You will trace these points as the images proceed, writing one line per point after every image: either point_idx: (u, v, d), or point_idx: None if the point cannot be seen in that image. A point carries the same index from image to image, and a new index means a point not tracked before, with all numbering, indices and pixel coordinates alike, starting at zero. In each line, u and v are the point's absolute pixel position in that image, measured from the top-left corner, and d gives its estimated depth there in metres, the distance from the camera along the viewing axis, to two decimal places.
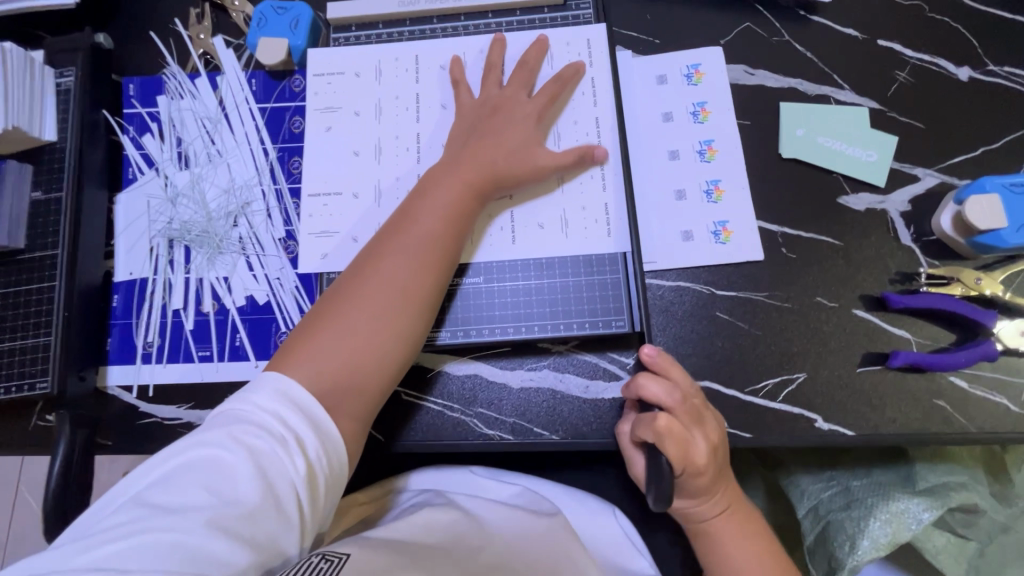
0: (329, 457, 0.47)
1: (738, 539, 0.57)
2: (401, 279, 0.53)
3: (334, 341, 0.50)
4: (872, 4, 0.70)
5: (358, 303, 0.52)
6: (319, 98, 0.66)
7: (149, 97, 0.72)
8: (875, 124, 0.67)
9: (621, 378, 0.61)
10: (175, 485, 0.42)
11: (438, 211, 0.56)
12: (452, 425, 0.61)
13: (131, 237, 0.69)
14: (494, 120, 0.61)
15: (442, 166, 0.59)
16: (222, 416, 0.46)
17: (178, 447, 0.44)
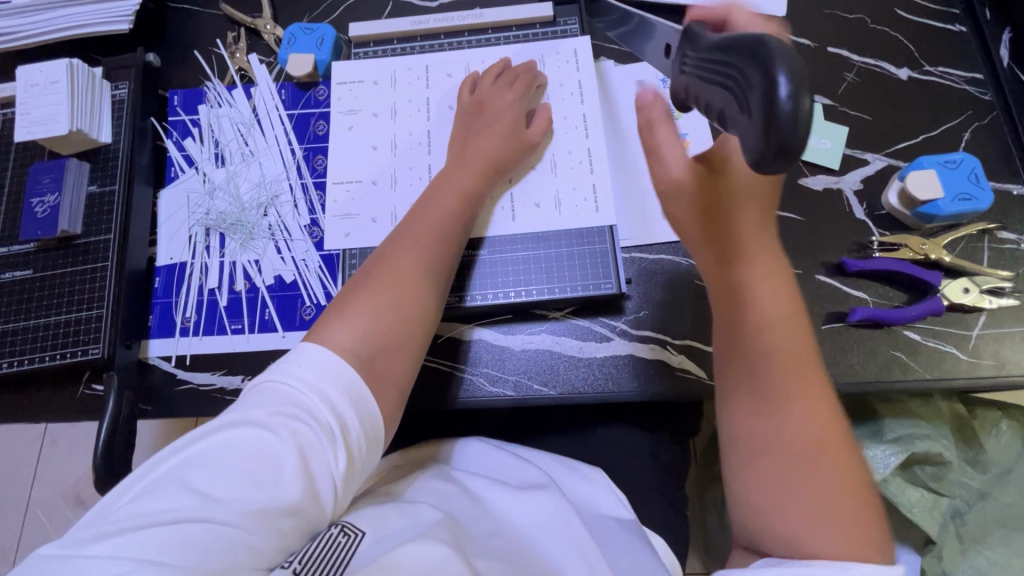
0: (366, 446, 0.50)
1: (777, 325, 0.50)
2: (429, 257, 0.59)
3: (377, 309, 0.55)
4: (821, 18, 0.81)
5: (392, 282, 0.56)
6: (341, 102, 0.76)
7: (191, 107, 0.82)
8: (828, 117, 0.76)
9: (611, 338, 0.68)
10: (222, 468, 0.43)
11: (453, 200, 0.64)
12: (460, 384, 0.68)
13: (173, 226, 0.78)
14: (485, 117, 0.70)
15: (450, 163, 0.68)
16: (268, 398, 0.48)
17: (224, 428, 0.46)
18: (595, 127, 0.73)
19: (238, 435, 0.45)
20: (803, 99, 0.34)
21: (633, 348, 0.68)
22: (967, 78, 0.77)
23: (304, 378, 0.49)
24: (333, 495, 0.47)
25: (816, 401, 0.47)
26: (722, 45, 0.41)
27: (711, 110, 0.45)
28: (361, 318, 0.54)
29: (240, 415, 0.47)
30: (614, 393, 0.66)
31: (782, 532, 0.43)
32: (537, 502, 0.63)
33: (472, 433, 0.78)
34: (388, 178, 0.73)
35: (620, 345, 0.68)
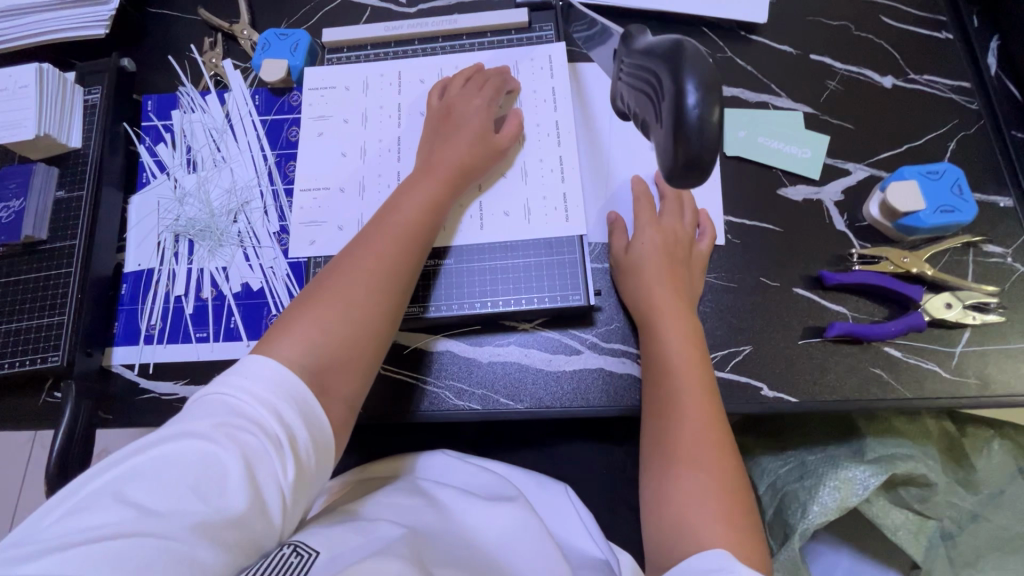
0: (316, 457, 0.49)
1: (683, 344, 0.59)
2: (385, 265, 0.58)
3: (326, 320, 0.53)
4: (804, 25, 0.79)
5: (346, 294, 0.55)
6: (311, 108, 0.75)
7: (165, 112, 0.81)
8: (810, 126, 0.74)
9: (580, 352, 0.66)
10: (163, 480, 0.41)
11: (415, 207, 0.62)
12: (425, 397, 0.66)
13: (142, 232, 0.77)
14: (452, 121, 0.69)
15: (417, 170, 0.66)
16: (213, 409, 0.46)
17: (166, 440, 0.44)
18: (566, 135, 0.71)
19: (181, 446, 0.43)
20: (705, 111, 0.34)
21: (603, 361, 0.66)
22: (953, 86, 0.75)
23: (253, 387, 0.47)
24: (282, 505, 0.45)
25: (708, 417, 0.55)
26: (647, 47, 0.40)
27: (633, 112, 0.44)
28: (308, 329, 0.52)
29: (183, 426, 0.45)
30: (583, 408, 0.65)
31: (677, 538, 0.49)
32: (504, 515, 0.60)
33: (442, 446, 0.76)
34: (356, 185, 0.71)
35: (590, 359, 0.66)
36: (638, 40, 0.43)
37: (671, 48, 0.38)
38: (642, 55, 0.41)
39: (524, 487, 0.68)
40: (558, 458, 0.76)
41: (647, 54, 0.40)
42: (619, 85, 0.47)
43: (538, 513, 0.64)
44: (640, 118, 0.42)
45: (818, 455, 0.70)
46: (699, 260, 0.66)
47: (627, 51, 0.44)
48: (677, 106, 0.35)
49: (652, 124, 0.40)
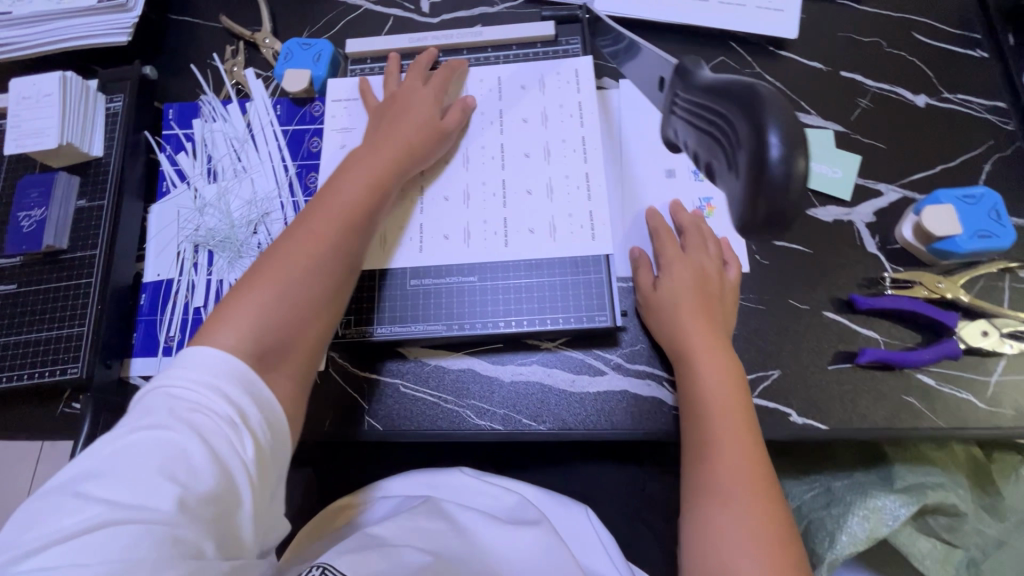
0: (271, 431, 0.48)
1: (723, 384, 0.57)
2: (329, 245, 0.57)
3: (263, 304, 0.53)
4: (834, 41, 0.78)
5: (280, 273, 0.54)
6: (335, 122, 0.75)
7: (186, 120, 0.81)
8: (840, 145, 0.73)
9: (605, 373, 0.65)
10: (124, 473, 0.41)
11: (358, 183, 0.61)
12: (446, 417, 0.65)
13: (162, 242, 0.76)
14: (399, 104, 0.69)
15: (363, 147, 0.65)
16: (153, 402, 0.46)
17: (117, 438, 0.44)
18: (593, 152, 0.70)
19: (133, 440, 0.43)
20: (791, 163, 0.33)
21: (628, 383, 0.65)
22: (988, 106, 0.73)
23: (191, 373, 0.47)
24: (251, 478, 0.45)
25: (750, 455, 0.53)
26: (711, 84, 0.39)
27: (692, 149, 0.43)
28: (247, 311, 0.52)
29: (131, 424, 0.45)
30: (608, 430, 0.63)
31: None
32: (525, 538, 0.60)
33: (460, 463, 0.75)
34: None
35: (615, 380, 0.65)
36: (696, 73, 0.41)
37: (738, 87, 0.37)
38: (703, 92, 0.40)
39: (544, 508, 0.67)
40: (577, 477, 0.75)
41: (711, 92, 0.39)
42: (672, 117, 0.46)
43: (560, 537, 0.63)
44: (704, 157, 0.41)
45: (845, 482, 0.69)
46: (731, 291, 0.65)
47: (682, 85, 0.43)
48: (758, 154, 0.34)
49: (720, 165, 0.39)
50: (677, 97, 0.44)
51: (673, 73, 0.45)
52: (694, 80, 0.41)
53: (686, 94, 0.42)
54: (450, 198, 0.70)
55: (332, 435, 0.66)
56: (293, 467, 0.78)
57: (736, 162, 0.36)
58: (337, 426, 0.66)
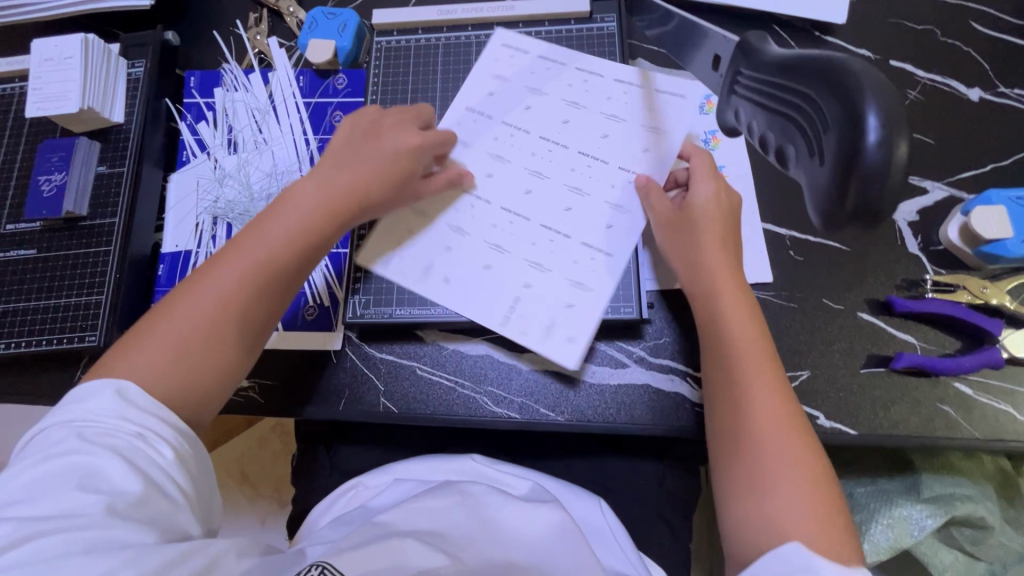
0: (190, 442, 0.49)
1: (776, 404, 0.50)
2: (234, 307, 0.53)
3: (153, 361, 0.50)
4: (885, 27, 0.74)
5: (175, 329, 0.51)
6: (410, 264, 0.66)
7: (208, 89, 0.79)
8: None
9: (628, 365, 0.64)
10: (42, 495, 0.42)
11: (279, 231, 0.57)
12: (463, 402, 0.64)
13: (181, 212, 0.75)
14: (371, 138, 0.63)
15: (298, 186, 0.60)
16: (52, 436, 0.45)
17: (23, 472, 0.43)
18: (642, 134, 0.67)
19: (44, 468, 0.43)
20: (893, 150, 0.33)
21: (651, 377, 0.63)
22: None
23: (92, 403, 0.46)
24: (177, 482, 0.46)
25: (768, 375, 0.52)
26: (788, 59, 0.38)
27: (761, 128, 0.42)
28: (136, 371, 0.49)
29: (35, 456, 0.44)
30: (628, 423, 0.62)
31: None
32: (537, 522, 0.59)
33: (474, 450, 0.74)
34: (527, 287, 0.63)
35: (637, 373, 0.63)
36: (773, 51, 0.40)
37: (820, 64, 0.36)
38: (782, 66, 0.39)
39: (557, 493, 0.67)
40: (592, 469, 0.74)
41: (789, 66, 0.38)
42: (739, 94, 0.45)
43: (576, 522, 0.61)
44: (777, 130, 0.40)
45: (868, 489, 0.67)
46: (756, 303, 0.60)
47: (756, 61, 0.42)
48: (851, 138, 0.33)
49: (797, 149, 0.38)
50: (747, 73, 0.43)
51: (745, 47, 0.44)
52: (772, 54, 0.40)
53: (758, 71, 0.41)
54: (589, 223, 0.65)
55: (347, 415, 0.65)
56: (306, 444, 0.78)
57: (823, 146, 0.35)
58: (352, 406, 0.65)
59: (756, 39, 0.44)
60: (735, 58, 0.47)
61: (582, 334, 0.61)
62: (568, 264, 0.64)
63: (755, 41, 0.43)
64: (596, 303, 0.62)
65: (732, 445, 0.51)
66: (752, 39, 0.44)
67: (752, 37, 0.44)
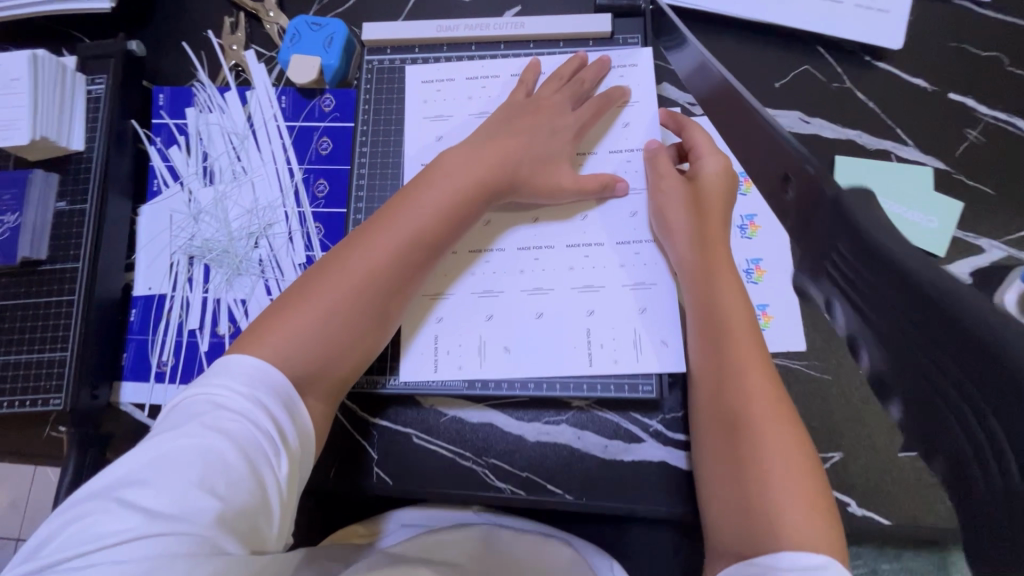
0: (302, 447, 0.50)
1: (773, 429, 0.47)
2: (384, 280, 0.54)
3: (314, 324, 0.52)
4: (945, 52, 0.65)
5: (335, 290, 0.53)
6: (462, 346, 0.60)
7: (179, 108, 0.71)
8: (939, 185, 0.62)
9: (642, 441, 0.58)
10: (168, 481, 0.42)
11: (435, 205, 0.56)
12: (464, 476, 0.60)
13: (153, 251, 0.69)
14: (533, 117, 0.61)
15: (452, 157, 0.59)
16: (191, 413, 0.46)
17: (159, 447, 0.44)
18: (621, 164, 0.64)
19: (178, 450, 0.43)
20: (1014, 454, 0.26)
21: (668, 454, 0.58)
22: None
23: (233, 382, 0.47)
24: (282, 494, 0.46)
25: (751, 356, 0.51)
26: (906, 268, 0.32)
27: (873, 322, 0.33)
28: (299, 327, 0.51)
29: (172, 432, 0.45)
30: (640, 507, 0.57)
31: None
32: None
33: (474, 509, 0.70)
34: (591, 313, 0.60)
35: (652, 450, 0.58)
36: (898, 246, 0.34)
37: (986, 330, 0.27)
38: (875, 267, 0.33)
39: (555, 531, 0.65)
40: (599, 531, 0.70)
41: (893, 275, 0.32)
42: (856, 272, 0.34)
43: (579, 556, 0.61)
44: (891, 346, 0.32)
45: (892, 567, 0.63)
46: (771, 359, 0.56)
47: (854, 244, 0.35)
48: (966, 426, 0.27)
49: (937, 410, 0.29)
50: (840, 256, 0.36)
51: (845, 214, 0.37)
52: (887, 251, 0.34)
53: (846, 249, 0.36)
54: (626, 227, 0.62)
55: (337, 487, 0.60)
56: None
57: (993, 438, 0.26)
58: (343, 476, 0.60)
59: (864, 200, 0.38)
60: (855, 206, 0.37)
61: (666, 336, 0.58)
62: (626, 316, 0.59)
63: (860, 207, 0.37)
64: (667, 317, 0.59)
65: (721, 429, 0.50)
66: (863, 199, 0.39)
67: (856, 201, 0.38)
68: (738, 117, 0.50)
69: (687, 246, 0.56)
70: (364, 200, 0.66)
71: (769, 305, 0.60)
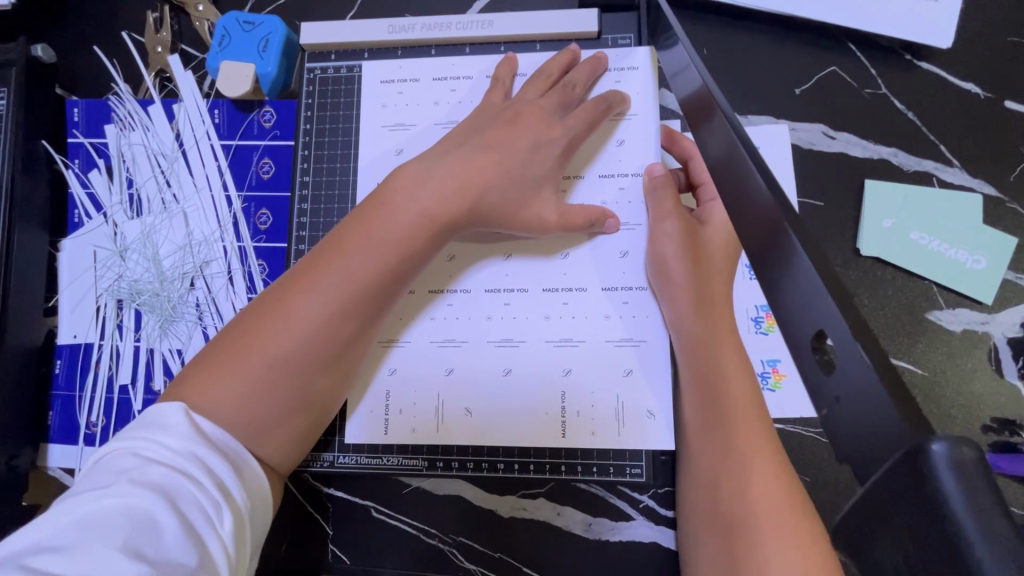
0: (253, 505, 0.40)
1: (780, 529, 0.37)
2: (324, 337, 0.43)
3: (231, 394, 0.40)
4: (1001, 51, 0.54)
5: (260, 350, 0.41)
6: (418, 409, 0.49)
7: (97, 125, 0.61)
8: (990, 215, 0.52)
9: (632, 519, 0.51)
10: (80, 546, 0.32)
11: (383, 241, 0.44)
12: (430, 555, 0.53)
13: (77, 293, 0.60)
14: (509, 129, 0.48)
15: (407, 177, 0.46)
16: (111, 465, 0.36)
17: (67, 509, 0.34)
18: (614, 192, 0.51)
19: (94, 507, 0.33)
20: None
21: (661, 535, 0.51)
22: None
23: (166, 429, 0.38)
24: (231, 560, 0.36)
25: (758, 439, 0.41)
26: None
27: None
28: (212, 397, 0.40)
29: (86, 489, 0.35)
30: None
31: None
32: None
33: None
34: (568, 373, 0.48)
35: (642, 529, 0.51)
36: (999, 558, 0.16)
37: None
38: None
39: None
40: None
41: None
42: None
43: None
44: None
45: None
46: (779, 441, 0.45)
47: None
48: None
49: None
50: None
51: None
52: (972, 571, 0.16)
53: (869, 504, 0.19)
54: (615, 270, 0.50)
55: (288, 565, 0.54)
56: None
57: None
58: (294, 554, 0.54)
59: (969, 468, 0.17)
60: (947, 471, 0.17)
61: (660, 406, 0.47)
62: (608, 379, 0.47)
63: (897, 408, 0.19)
64: (660, 381, 0.47)
65: (720, 533, 0.40)
66: (961, 459, 0.17)
67: (960, 482, 0.17)
68: (725, 170, 0.33)
69: (688, 304, 0.46)
70: (307, 238, 0.56)
71: (780, 360, 0.51)
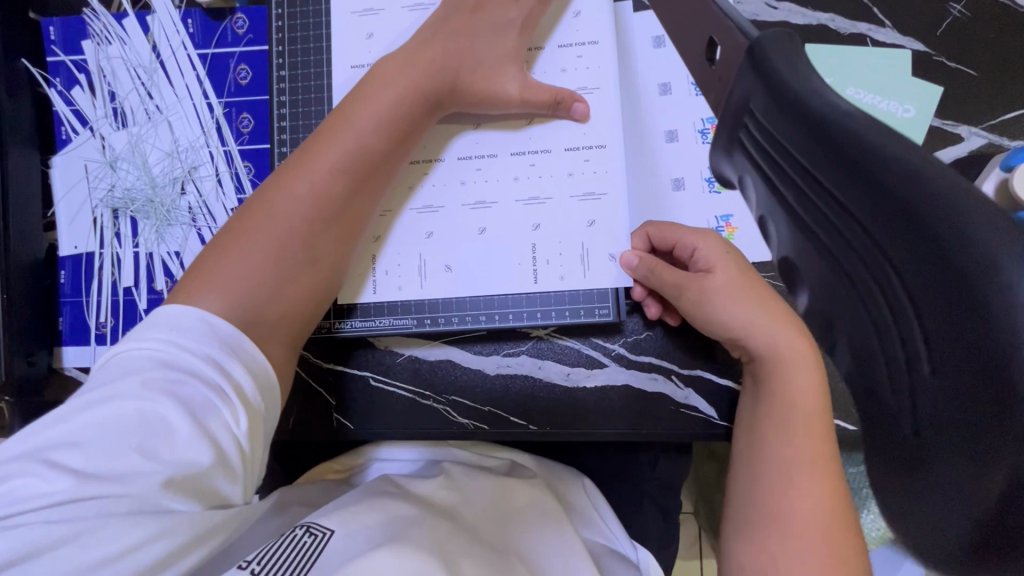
0: (266, 397, 0.42)
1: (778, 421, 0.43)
2: (329, 201, 0.47)
3: (246, 251, 0.44)
4: None
5: (267, 215, 0.45)
6: (403, 269, 0.54)
7: (73, 41, 0.63)
8: (920, 69, 0.56)
9: (605, 365, 0.56)
10: (100, 443, 0.35)
11: (374, 118, 0.48)
12: (426, 413, 0.58)
13: (72, 205, 0.63)
14: (475, 19, 0.52)
15: (388, 60, 0.50)
16: (124, 364, 0.38)
17: (85, 408, 0.36)
18: (572, 61, 0.55)
19: (110, 409, 0.36)
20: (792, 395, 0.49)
21: (632, 377, 0.56)
22: None
23: (171, 332, 0.39)
24: (245, 455, 0.38)
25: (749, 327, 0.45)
26: (978, 237, 0.14)
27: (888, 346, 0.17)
28: (222, 254, 0.44)
29: (101, 389, 0.37)
30: (608, 431, 0.56)
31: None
32: (519, 499, 0.55)
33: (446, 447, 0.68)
34: (537, 227, 0.53)
35: (615, 373, 0.56)
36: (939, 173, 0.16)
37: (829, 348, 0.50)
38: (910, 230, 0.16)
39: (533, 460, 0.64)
40: (573, 457, 0.69)
41: (952, 265, 0.15)
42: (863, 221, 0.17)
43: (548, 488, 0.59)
44: (946, 545, 0.17)
45: (858, 470, 0.66)
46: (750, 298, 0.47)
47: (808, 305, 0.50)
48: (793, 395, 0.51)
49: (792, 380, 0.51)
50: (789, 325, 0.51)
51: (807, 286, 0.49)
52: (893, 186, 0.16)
53: (810, 183, 0.19)
54: (576, 131, 0.54)
55: (297, 435, 0.58)
56: None
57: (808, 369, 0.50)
58: (301, 425, 0.58)
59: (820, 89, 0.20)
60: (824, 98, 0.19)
61: (620, 248, 0.52)
62: (578, 231, 0.53)
63: (803, 79, 0.20)
64: (620, 230, 0.52)
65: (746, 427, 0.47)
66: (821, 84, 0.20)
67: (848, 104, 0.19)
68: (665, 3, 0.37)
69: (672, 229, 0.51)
70: (287, 131, 0.59)
71: (732, 215, 0.53)
